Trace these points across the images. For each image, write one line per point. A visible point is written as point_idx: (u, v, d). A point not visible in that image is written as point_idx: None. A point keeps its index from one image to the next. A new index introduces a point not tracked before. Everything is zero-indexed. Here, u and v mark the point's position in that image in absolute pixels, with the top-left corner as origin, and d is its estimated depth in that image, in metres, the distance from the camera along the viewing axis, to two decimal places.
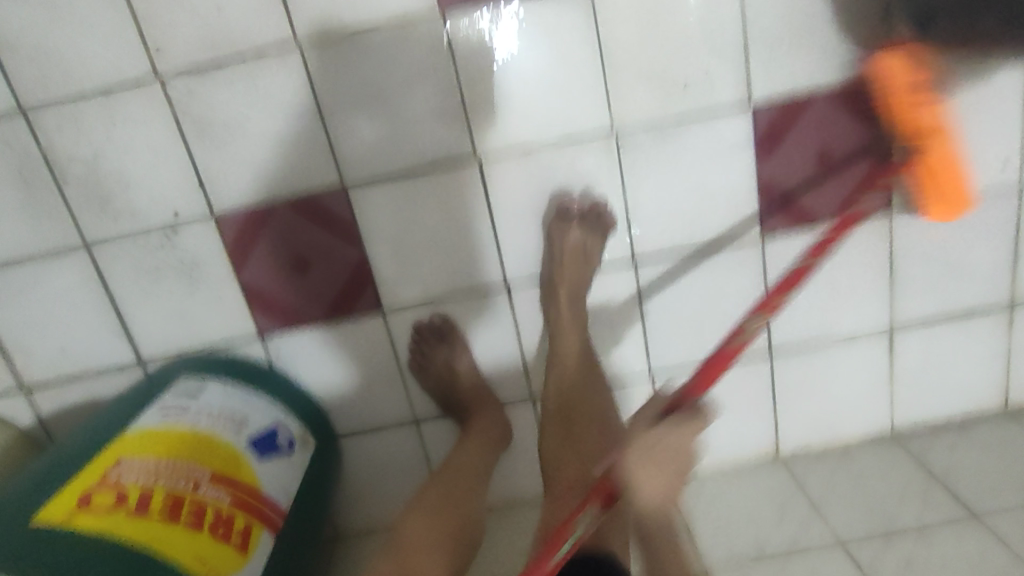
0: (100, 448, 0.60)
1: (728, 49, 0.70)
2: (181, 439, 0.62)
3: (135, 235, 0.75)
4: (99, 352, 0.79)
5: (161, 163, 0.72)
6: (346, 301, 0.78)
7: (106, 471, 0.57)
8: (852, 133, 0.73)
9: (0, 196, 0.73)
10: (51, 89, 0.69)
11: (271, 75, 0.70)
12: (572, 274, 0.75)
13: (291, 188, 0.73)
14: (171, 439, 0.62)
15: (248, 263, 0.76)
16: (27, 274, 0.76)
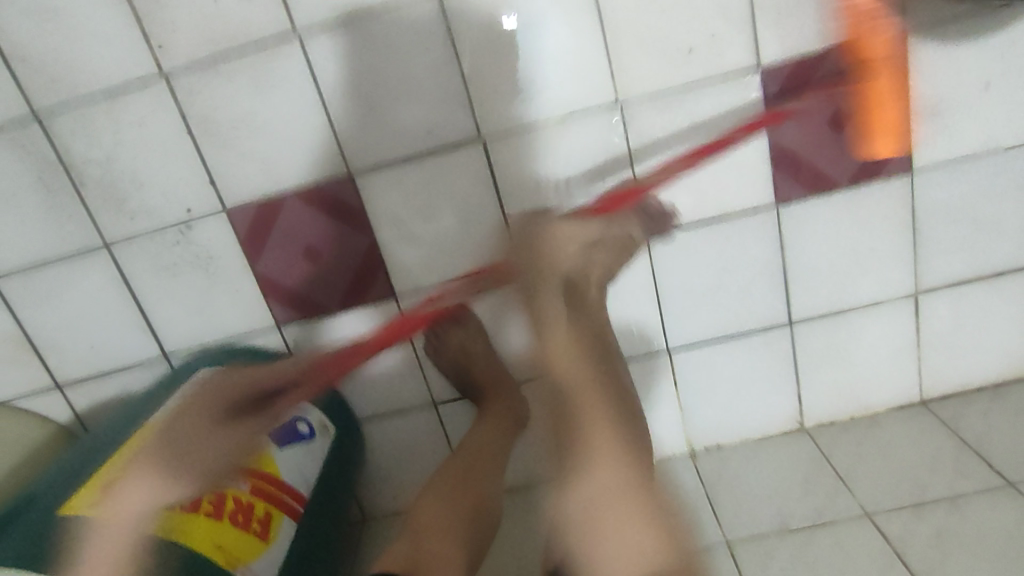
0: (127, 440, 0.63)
1: (732, 11, 0.68)
2: (202, 431, 0.65)
3: (150, 233, 0.76)
4: (126, 347, 0.82)
5: (170, 161, 0.73)
6: (358, 288, 0.78)
7: (131, 462, 0.60)
8: (867, 92, 0.70)
9: (20, 201, 0.75)
10: (60, 93, 0.71)
11: (269, 66, 0.70)
12: None
13: (298, 179, 0.74)
14: (193, 430, 0.64)
15: (260, 255, 0.77)
16: (51, 276, 0.78)
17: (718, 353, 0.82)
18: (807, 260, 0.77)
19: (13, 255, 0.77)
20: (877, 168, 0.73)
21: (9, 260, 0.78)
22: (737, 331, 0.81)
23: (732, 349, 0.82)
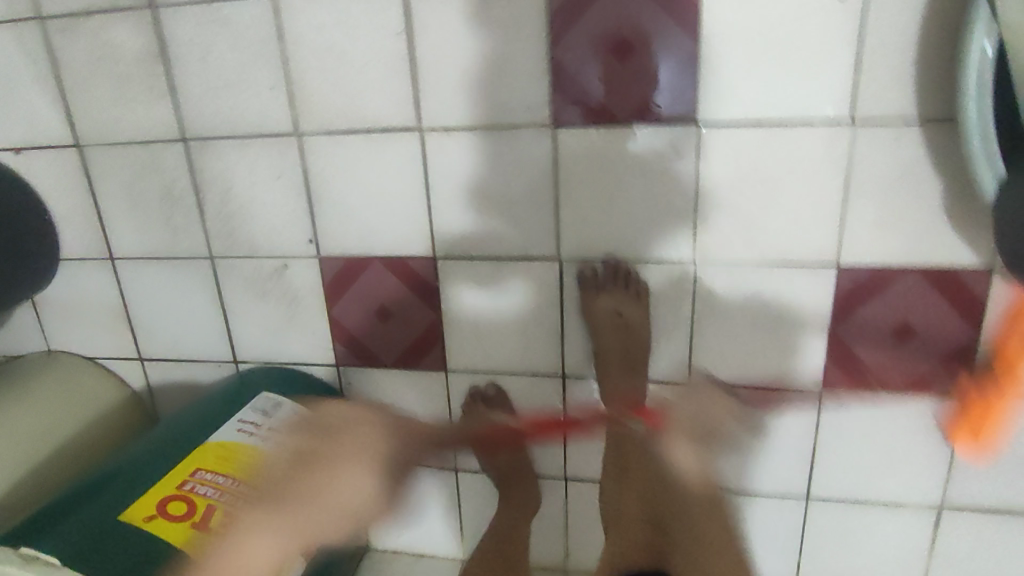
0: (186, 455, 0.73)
1: (821, 209, 0.70)
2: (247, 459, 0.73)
3: (251, 258, 0.85)
4: (206, 344, 0.92)
5: (283, 202, 0.82)
6: (415, 352, 0.85)
7: (185, 480, 0.69)
8: (938, 314, 0.71)
9: (153, 204, 0.85)
10: (208, 127, 0.80)
11: (386, 150, 0.77)
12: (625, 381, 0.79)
13: (388, 249, 0.81)
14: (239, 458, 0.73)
15: (337, 302, 0.85)
16: (161, 268, 0.88)
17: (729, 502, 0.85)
18: (837, 447, 0.79)
19: (135, 245, 0.88)
20: (930, 384, 0.74)
21: (131, 248, 0.88)
22: (753, 489, 0.84)
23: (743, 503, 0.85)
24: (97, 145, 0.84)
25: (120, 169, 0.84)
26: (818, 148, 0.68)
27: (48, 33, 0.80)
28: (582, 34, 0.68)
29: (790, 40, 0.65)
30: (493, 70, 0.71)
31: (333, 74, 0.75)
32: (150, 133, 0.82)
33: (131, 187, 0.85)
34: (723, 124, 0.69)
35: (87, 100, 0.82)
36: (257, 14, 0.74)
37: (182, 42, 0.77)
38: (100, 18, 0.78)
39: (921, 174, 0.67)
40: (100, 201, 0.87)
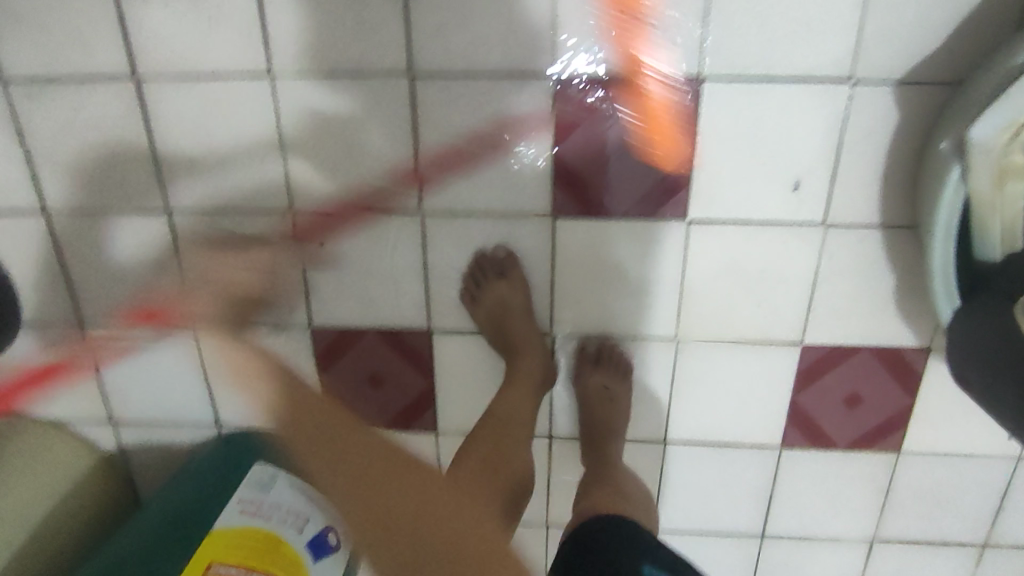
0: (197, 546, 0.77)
1: (791, 295, 0.78)
2: (254, 546, 0.77)
3: (239, 327, 0.85)
4: (186, 408, 0.90)
5: (275, 275, 0.81)
6: (407, 417, 0.88)
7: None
8: (881, 385, 0.82)
9: (133, 273, 0.82)
10: (196, 200, 0.78)
11: (384, 230, 0.78)
12: (608, 445, 0.85)
13: (383, 323, 0.83)
14: (248, 547, 0.77)
15: (329, 371, 0.86)
16: (139, 334, 0.86)
17: (694, 539, 0.95)
18: (790, 493, 0.90)
19: (111, 312, 0.85)
20: (871, 442, 0.85)
21: (105, 315, 0.85)
22: (716, 529, 0.93)
23: (707, 539, 0.94)
24: (66, 212, 0.79)
25: (93, 240, 0.81)
26: (791, 244, 0.75)
27: (12, 100, 0.74)
28: (584, 136, 0.72)
29: (772, 152, 0.71)
30: (496, 163, 0.74)
31: (335, 157, 0.75)
32: (131, 202, 0.79)
33: (107, 254, 0.81)
34: (709, 222, 0.75)
35: (56, 170, 0.77)
36: (253, 96, 0.73)
37: (170, 114, 0.74)
38: (75, 85, 0.73)
39: (877, 271, 0.76)
40: (70, 271, 0.83)
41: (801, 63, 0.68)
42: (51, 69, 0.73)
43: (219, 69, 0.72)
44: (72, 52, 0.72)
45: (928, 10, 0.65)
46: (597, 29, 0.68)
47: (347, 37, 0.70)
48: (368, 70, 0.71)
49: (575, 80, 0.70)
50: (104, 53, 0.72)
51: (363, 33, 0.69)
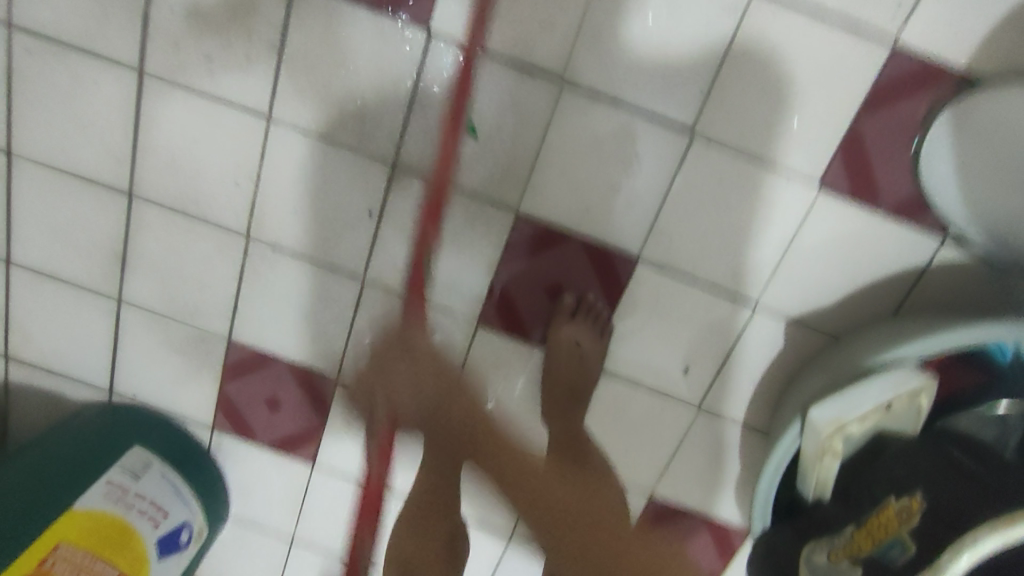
0: (51, 522, 0.76)
1: (656, 452, 0.88)
2: (104, 529, 0.79)
3: (161, 316, 0.88)
4: (85, 368, 0.92)
5: (214, 283, 0.85)
6: (292, 444, 0.93)
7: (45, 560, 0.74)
8: (704, 546, 0.93)
9: (76, 234, 0.84)
10: (159, 195, 0.81)
11: (327, 280, 0.84)
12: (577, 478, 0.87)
13: (297, 357, 0.88)
14: (97, 528, 0.78)
15: (234, 383, 0.91)
16: (63, 289, 0.88)
17: None
18: None
19: (42, 261, 0.86)
20: None
21: (36, 261, 0.87)
22: None
23: None
24: (31, 162, 0.81)
25: (48, 193, 0.83)
26: (668, 412, 0.86)
27: (14, 43, 0.76)
28: (527, 268, 0.80)
29: (677, 336, 0.81)
30: (446, 261, 0.81)
31: (304, 204, 0.80)
32: (97, 174, 0.81)
33: (58, 210, 0.83)
34: (611, 374, 0.85)
35: (36, 118, 0.79)
36: (248, 125, 0.77)
37: (162, 112, 0.77)
38: (80, 57, 0.76)
39: (730, 457, 0.87)
40: (15, 210, 0.84)
41: (723, 277, 0.78)
42: (64, 32, 0.75)
43: (223, 92, 0.76)
44: (90, 25, 0.74)
45: (832, 275, 0.76)
46: (710, 20, 0.68)
47: (349, 112, 0.76)
48: (358, 143, 0.77)
49: (531, 220, 0.77)
50: (120, 37, 0.74)
51: (364, 113, 0.75)
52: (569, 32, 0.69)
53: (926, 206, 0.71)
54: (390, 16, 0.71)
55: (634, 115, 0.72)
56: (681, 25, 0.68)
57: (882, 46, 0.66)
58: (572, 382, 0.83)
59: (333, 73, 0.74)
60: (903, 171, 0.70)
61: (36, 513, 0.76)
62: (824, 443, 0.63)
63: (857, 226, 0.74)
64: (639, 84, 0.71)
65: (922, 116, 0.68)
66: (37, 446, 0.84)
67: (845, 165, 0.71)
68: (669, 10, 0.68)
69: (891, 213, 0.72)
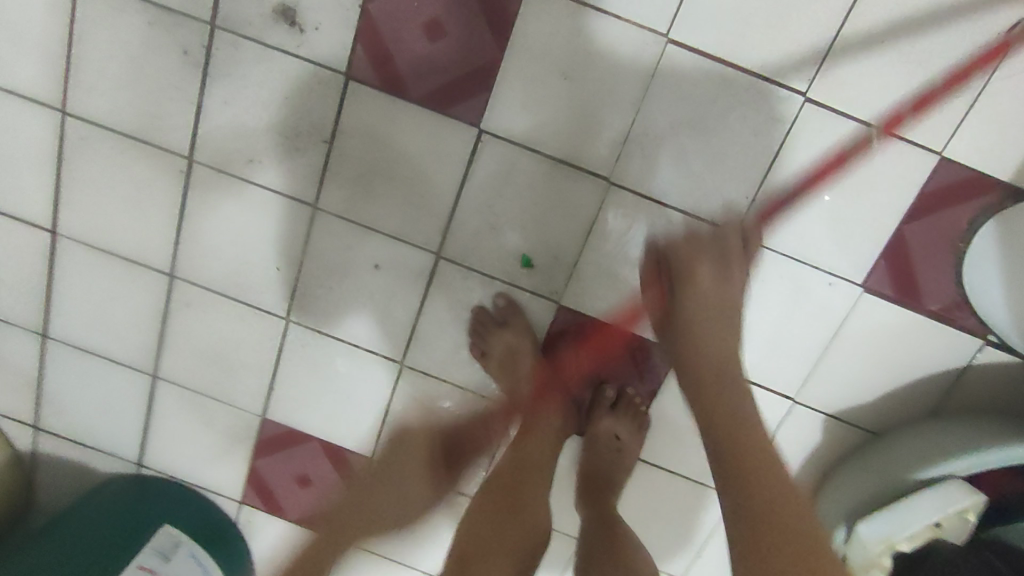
0: None
1: (690, 538, 0.87)
2: None
3: (196, 392, 0.87)
4: (115, 441, 0.92)
5: (253, 363, 0.85)
6: (319, 519, 0.92)
7: None
8: None
9: (117, 312, 0.85)
10: (201, 277, 0.82)
11: (365, 361, 0.84)
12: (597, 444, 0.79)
13: (331, 436, 0.88)
14: None
15: (266, 459, 0.90)
16: (99, 363, 0.88)
17: None
18: None
19: (79, 336, 0.87)
20: None
21: (73, 337, 0.87)
22: None
23: None
24: (75, 241, 0.82)
25: (91, 271, 0.83)
26: (703, 499, 0.85)
27: (66, 129, 0.77)
28: (570, 356, 0.80)
29: None
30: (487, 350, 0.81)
31: (346, 288, 0.81)
32: (141, 255, 0.82)
33: (100, 287, 0.84)
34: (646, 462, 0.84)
35: (84, 200, 0.80)
36: (294, 212, 0.78)
37: (209, 198, 0.78)
38: (133, 143, 0.77)
39: None
40: (55, 287, 0.84)
41: (764, 371, 0.78)
42: (118, 120, 0.76)
43: (272, 180, 0.77)
44: (145, 115, 0.75)
45: (872, 371, 0.76)
46: (763, 129, 0.69)
47: (396, 202, 0.76)
48: (402, 233, 0.77)
49: (574, 312, 0.78)
50: (173, 127, 0.76)
51: (409, 204, 0.76)
52: (618, 134, 0.71)
53: (968, 307, 0.72)
54: (436, 113, 0.72)
55: (677, 214, 0.73)
56: (732, 130, 0.69)
57: (930, 154, 0.68)
58: (594, 472, 0.83)
59: (381, 163, 0.75)
60: (946, 272, 0.71)
61: None
62: (874, 558, 0.65)
63: (898, 324, 0.74)
64: (687, 185, 0.72)
65: (966, 224, 0.69)
66: (71, 526, 0.84)
67: (889, 268, 0.72)
68: (720, 117, 0.69)
69: (933, 315, 0.73)
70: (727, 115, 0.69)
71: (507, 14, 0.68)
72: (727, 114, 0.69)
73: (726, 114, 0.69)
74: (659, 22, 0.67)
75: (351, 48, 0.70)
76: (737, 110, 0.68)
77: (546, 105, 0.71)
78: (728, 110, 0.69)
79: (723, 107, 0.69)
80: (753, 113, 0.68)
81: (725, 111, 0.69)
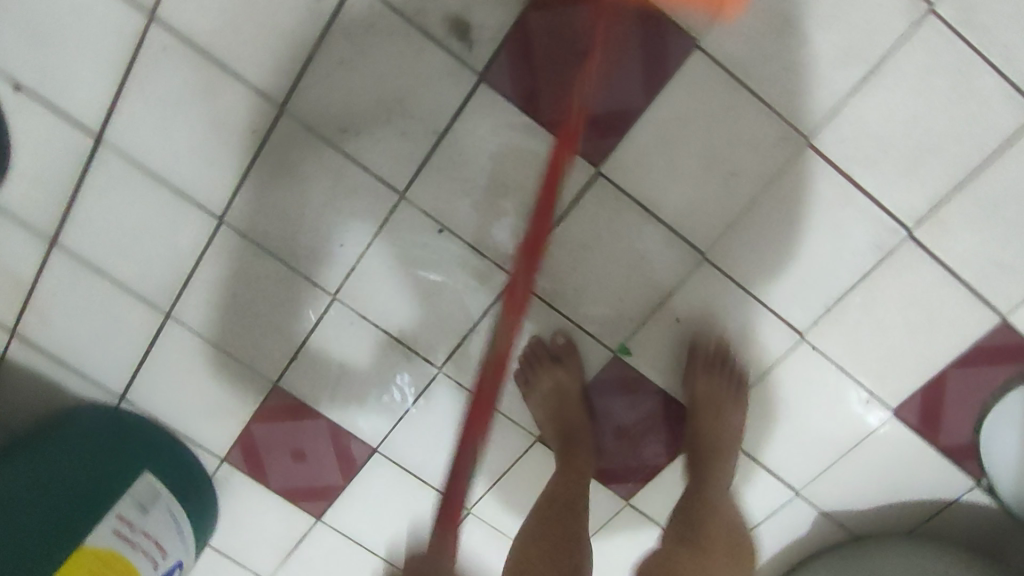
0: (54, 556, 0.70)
1: None
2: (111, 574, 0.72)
3: (211, 342, 0.82)
4: (100, 368, 0.85)
5: (284, 329, 0.81)
6: (302, 495, 0.90)
7: None
8: None
9: (146, 240, 0.78)
10: (253, 231, 0.76)
11: (400, 357, 0.82)
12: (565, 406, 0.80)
13: (341, 419, 0.85)
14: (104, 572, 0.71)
15: (264, 425, 0.86)
16: (109, 286, 0.80)
17: None
18: None
19: (93, 253, 0.79)
20: None
21: (85, 252, 0.79)
22: None
23: None
24: (121, 155, 0.74)
25: (129, 190, 0.75)
26: None
27: (148, 34, 0.68)
28: (604, 406, 0.82)
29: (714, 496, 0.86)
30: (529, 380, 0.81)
31: (405, 283, 0.78)
32: (193, 190, 0.75)
33: (134, 210, 0.76)
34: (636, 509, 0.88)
35: (145, 115, 0.72)
36: (376, 195, 0.74)
37: (288, 155, 0.72)
38: (221, 74, 0.70)
39: None
40: (82, 195, 0.76)
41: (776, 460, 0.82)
42: (212, 45, 0.68)
43: (364, 157, 0.72)
44: (244, 49, 0.68)
45: (871, 484, 0.82)
46: (860, 250, 0.71)
47: (486, 216, 0.74)
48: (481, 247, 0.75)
49: (621, 368, 0.79)
50: (272, 71, 0.69)
51: (499, 221, 0.74)
52: (725, 216, 0.71)
53: (974, 452, 0.79)
54: (559, 143, 0.69)
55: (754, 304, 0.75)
56: (832, 243, 0.71)
57: (993, 315, 0.72)
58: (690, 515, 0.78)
59: (483, 174, 0.72)
60: (967, 419, 0.77)
61: (38, 541, 0.70)
62: None
63: (909, 451, 0.80)
64: (772, 280, 0.74)
65: (1001, 383, 0.75)
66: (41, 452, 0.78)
67: (921, 403, 0.77)
68: (826, 228, 0.71)
69: (943, 452, 0.79)
70: (832, 228, 0.71)
71: (665, 70, 0.66)
72: (833, 227, 0.71)
73: (832, 227, 0.71)
74: (806, 124, 0.67)
75: (495, 53, 0.66)
76: (844, 226, 0.70)
77: (668, 167, 0.70)
78: (836, 224, 0.70)
79: (832, 219, 0.70)
80: (857, 234, 0.71)
81: (832, 224, 0.70)
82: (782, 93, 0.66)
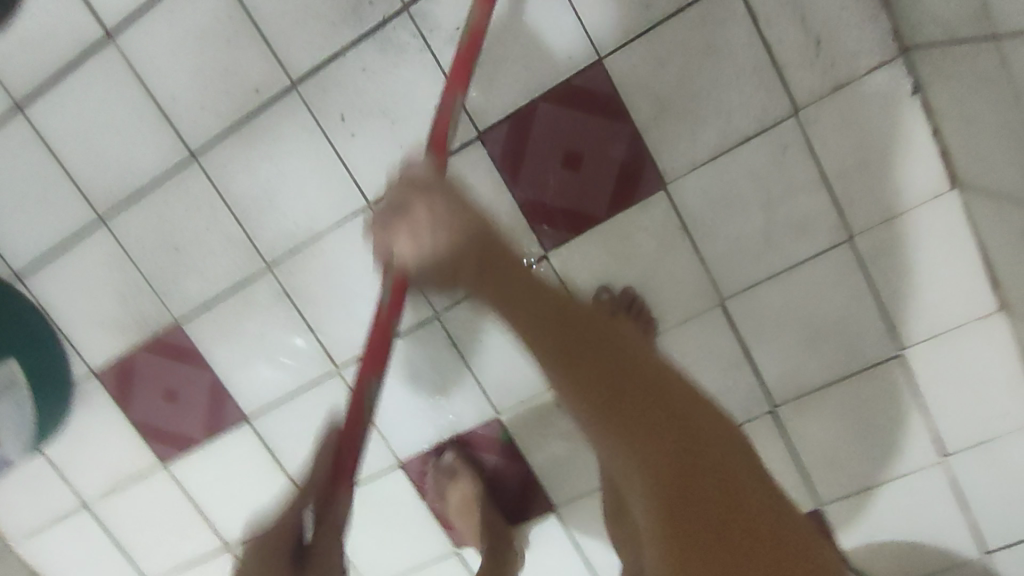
0: None
1: None
2: None
3: (133, 260, 0.83)
4: (10, 241, 0.84)
5: (208, 274, 0.82)
6: (156, 436, 0.90)
7: None
8: None
9: (112, 143, 0.78)
10: (220, 178, 0.79)
11: (308, 343, 0.84)
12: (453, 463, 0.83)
13: (227, 378, 0.87)
14: None
15: (149, 357, 0.86)
16: (55, 169, 0.80)
17: None
18: None
19: (54, 133, 0.79)
20: None
21: (46, 129, 0.79)
22: None
23: None
24: (124, 59, 0.75)
25: (117, 93, 0.77)
26: None
27: None
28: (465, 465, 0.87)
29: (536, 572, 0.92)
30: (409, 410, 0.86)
31: (340, 279, 0.81)
32: (178, 119, 0.77)
33: (114, 112, 0.77)
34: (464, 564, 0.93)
35: (164, 36, 0.74)
36: (346, 192, 0.78)
37: (282, 125, 0.76)
38: (253, 32, 0.73)
39: None
40: (69, 79, 0.76)
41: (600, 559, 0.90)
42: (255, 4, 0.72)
43: (350, 156, 0.77)
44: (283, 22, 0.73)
45: None
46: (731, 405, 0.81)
47: None
48: None
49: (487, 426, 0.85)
50: (299, 50, 0.73)
51: None
52: None
53: None
54: (522, 216, 0.76)
55: None
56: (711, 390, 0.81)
57: (815, 501, 0.83)
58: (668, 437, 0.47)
59: None
60: None
61: None
62: None
63: None
64: None
65: None
66: None
67: None
68: (711, 376, 0.80)
69: None
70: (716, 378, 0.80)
71: (632, 194, 0.75)
72: (717, 378, 0.80)
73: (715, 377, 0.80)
74: (726, 286, 0.77)
75: (499, 120, 0.74)
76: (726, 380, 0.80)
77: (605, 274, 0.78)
78: (719, 376, 0.80)
79: (718, 371, 0.80)
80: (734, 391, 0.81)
81: (716, 375, 0.80)
82: (716, 253, 0.76)
